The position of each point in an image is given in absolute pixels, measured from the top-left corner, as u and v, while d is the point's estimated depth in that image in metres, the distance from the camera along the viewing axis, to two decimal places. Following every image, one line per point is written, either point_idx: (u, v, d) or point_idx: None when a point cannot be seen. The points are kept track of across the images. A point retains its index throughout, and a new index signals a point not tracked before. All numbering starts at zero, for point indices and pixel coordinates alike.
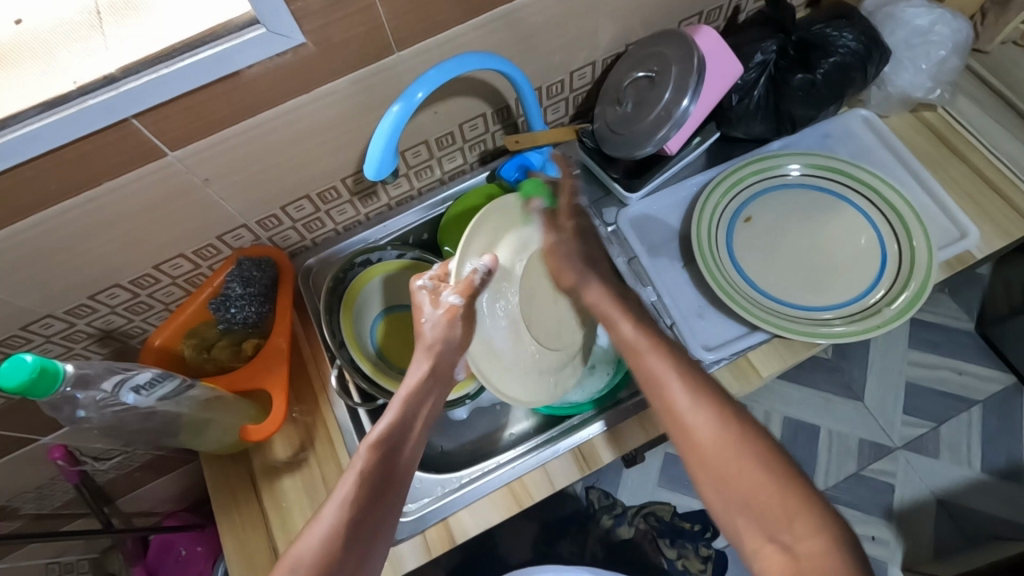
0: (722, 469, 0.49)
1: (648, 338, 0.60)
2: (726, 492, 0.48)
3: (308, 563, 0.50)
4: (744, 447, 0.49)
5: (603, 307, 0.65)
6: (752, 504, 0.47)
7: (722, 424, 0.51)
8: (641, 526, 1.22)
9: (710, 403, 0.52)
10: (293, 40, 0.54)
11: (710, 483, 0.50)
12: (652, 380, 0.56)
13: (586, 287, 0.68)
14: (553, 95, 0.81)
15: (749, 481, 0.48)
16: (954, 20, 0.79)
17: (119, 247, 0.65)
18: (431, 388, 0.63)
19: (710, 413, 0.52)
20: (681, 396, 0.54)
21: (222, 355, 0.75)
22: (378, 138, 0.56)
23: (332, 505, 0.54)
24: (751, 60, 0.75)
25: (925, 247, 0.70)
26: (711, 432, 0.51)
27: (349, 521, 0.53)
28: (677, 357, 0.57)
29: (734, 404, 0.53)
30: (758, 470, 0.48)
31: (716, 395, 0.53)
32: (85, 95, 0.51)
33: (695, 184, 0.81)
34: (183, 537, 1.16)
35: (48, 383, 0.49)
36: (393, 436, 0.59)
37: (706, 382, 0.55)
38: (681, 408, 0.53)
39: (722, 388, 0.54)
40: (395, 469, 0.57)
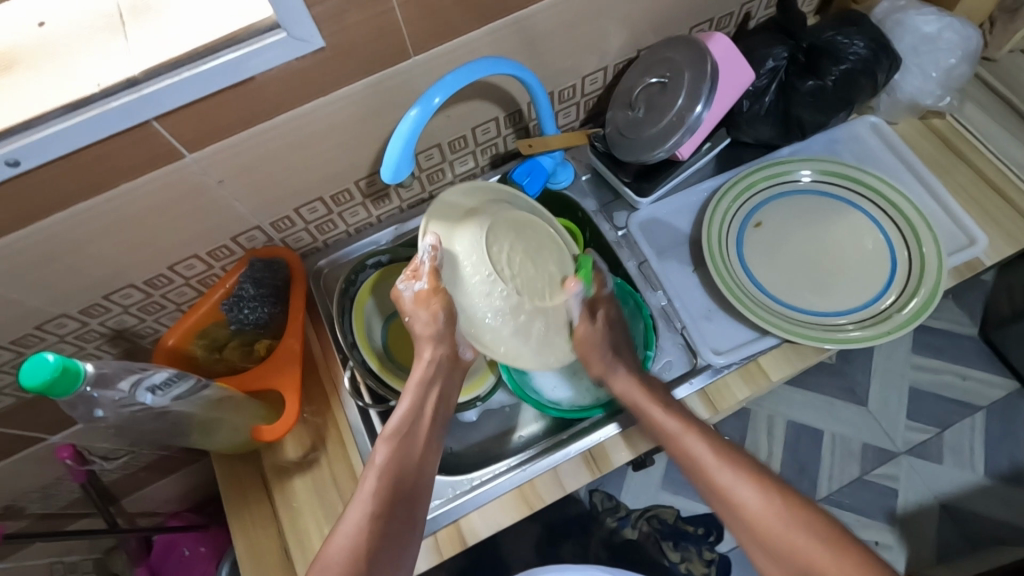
0: (777, 541, 0.54)
1: (680, 421, 0.63)
2: (785, 562, 0.54)
3: (345, 557, 0.54)
4: (793, 520, 0.55)
5: (636, 398, 0.66)
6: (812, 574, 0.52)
7: (768, 498, 0.56)
8: (644, 528, 1.22)
9: (751, 478, 0.58)
10: (312, 44, 0.55)
11: (769, 557, 0.55)
12: (694, 462, 0.60)
13: (616, 377, 0.68)
14: (565, 100, 0.81)
15: (804, 553, 0.53)
16: (963, 27, 0.80)
17: (134, 247, 0.66)
18: (437, 376, 0.66)
19: (755, 490, 0.57)
20: (724, 477, 0.58)
21: (234, 356, 0.76)
22: (395, 141, 0.56)
23: (357, 503, 0.58)
24: (762, 66, 0.76)
25: (935, 253, 0.70)
26: (761, 507, 0.56)
27: (372, 513, 0.56)
28: (711, 439, 0.61)
29: (776, 483, 0.58)
30: (808, 538, 0.53)
31: (757, 478, 0.58)
32: (106, 97, 0.51)
33: (705, 188, 0.82)
34: (186, 537, 1.16)
35: (68, 382, 0.49)
36: (405, 430, 0.62)
37: (746, 461, 0.60)
38: (728, 488, 0.58)
39: (759, 463, 0.60)
40: (411, 462, 0.61)
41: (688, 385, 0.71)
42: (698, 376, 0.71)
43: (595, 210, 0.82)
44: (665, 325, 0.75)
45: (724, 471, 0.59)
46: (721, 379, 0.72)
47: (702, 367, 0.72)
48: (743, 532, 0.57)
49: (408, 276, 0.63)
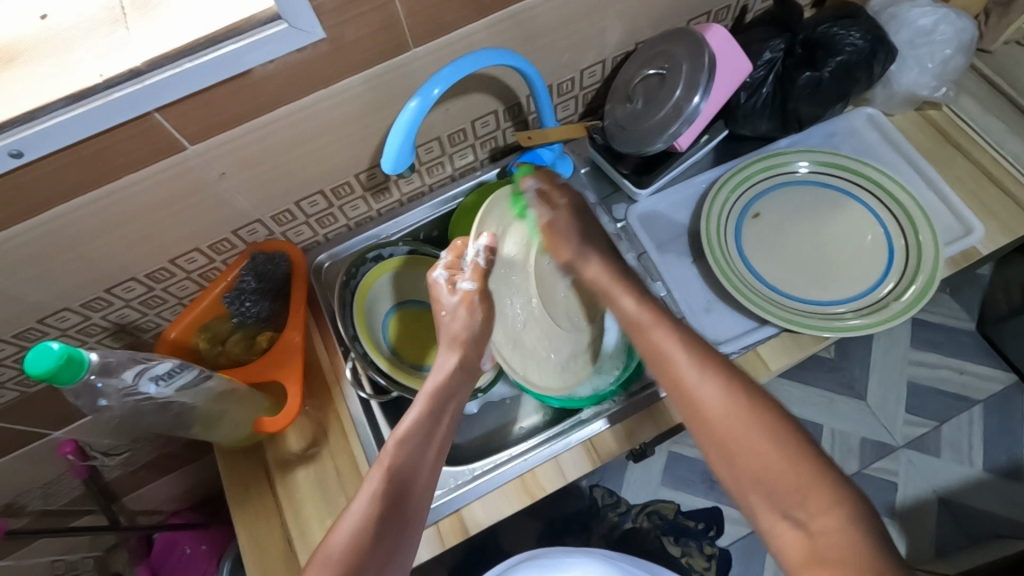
0: (732, 441, 0.49)
1: (651, 313, 0.60)
2: (736, 467, 0.49)
3: (344, 556, 0.51)
4: (757, 421, 0.49)
5: (606, 284, 0.66)
6: (766, 481, 0.47)
7: (734, 400, 0.51)
8: (645, 523, 1.23)
9: (719, 375, 0.52)
10: (313, 36, 0.55)
11: (724, 462, 0.49)
12: (661, 356, 0.56)
13: (586, 263, 0.68)
14: (563, 92, 0.82)
15: (760, 455, 0.48)
16: (958, 19, 0.81)
17: (135, 241, 0.66)
18: (456, 384, 0.65)
19: (722, 390, 0.51)
20: (690, 371, 0.53)
21: (236, 349, 0.76)
22: (396, 132, 0.57)
23: (361, 499, 0.55)
24: (759, 58, 0.76)
25: (931, 242, 0.71)
26: (721, 405, 0.51)
27: (380, 513, 0.54)
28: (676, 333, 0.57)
29: (742, 381, 0.52)
30: (767, 441, 0.48)
31: (725, 374, 0.52)
32: (109, 88, 0.52)
33: (703, 181, 0.82)
34: (186, 536, 1.14)
35: (74, 371, 0.49)
36: (418, 433, 0.60)
37: (718, 358, 0.54)
38: (688, 383, 0.53)
39: (733, 363, 0.54)
40: (422, 465, 0.58)
41: None
42: None
43: (594, 202, 0.82)
44: None
45: (692, 367, 0.53)
46: None
47: None
48: (698, 430, 0.52)
49: (449, 268, 0.72)
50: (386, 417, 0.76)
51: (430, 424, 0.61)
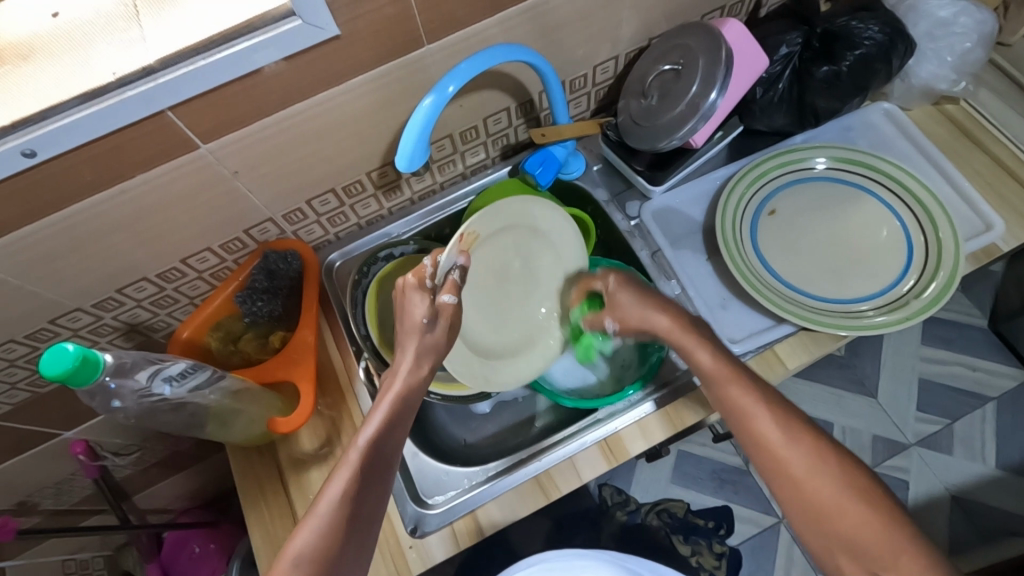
0: (823, 506, 0.51)
1: (730, 371, 0.59)
2: (829, 534, 0.51)
3: (311, 558, 0.51)
4: (848, 490, 0.51)
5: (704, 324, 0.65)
6: (854, 543, 0.50)
7: (820, 463, 0.53)
8: (654, 521, 1.21)
9: (805, 440, 0.54)
10: (327, 32, 0.54)
11: (816, 527, 0.52)
12: (740, 413, 0.57)
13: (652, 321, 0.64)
14: (576, 88, 0.81)
15: (853, 522, 0.50)
16: (977, 11, 0.80)
17: (146, 241, 0.66)
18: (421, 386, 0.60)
19: (803, 449, 0.53)
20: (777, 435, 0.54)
21: (249, 348, 0.76)
22: (410, 129, 0.56)
23: (323, 506, 0.54)
24: (775, 53, 0.75)
25: (952, 236, 0.70)
26: (811, 474, 0.52)
27: (344, 520, 0.53)
28: (763, 396, 0.57)
29: (828, 445, 0.54)
30: (862, 508, 0.50)
31: (809, 439, 0.54)
32: (122, 86, 0.51)
33: (718, 177, 0.81)
34: (198, 534, 1.14)
35: (88, 372, 0.49)
36: (383, 435, 0.57)
37: (797, 419, 0.55)
38: (775, 448, 0.54)
39: (806, 419, 0.56)
40: (389, 461, 0.57)
41: None
42: None
43: (606, 200, 0.82)
44: None
45: (774, 427, 0.55)
46: None
47: None
48: (786, 493, 0.54)
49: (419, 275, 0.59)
50: None
51: (397, 420, 0.59)
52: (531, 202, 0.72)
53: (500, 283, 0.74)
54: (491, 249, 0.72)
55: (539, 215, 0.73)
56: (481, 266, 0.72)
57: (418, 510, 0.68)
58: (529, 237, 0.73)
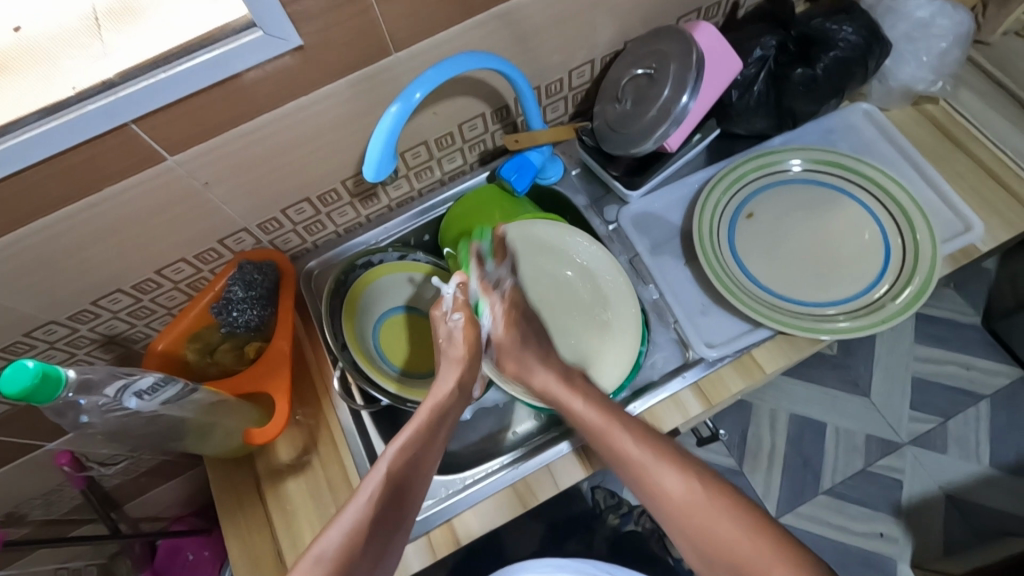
0: (704, 531, 0.52)
1: (602, 413, 0.61)
2: (711, 557, 0.51)
3: (334, 558, 0.51)
4: (724, 508, 0.52)
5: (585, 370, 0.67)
6: (738, 564, 0.50)
7: (693, 484, 0.55)
8: (647, 524, 1.13)
9: (677, 468, 0.56)
10: (290, 43, 0.54)
11: (697, 552, 0.53)
12: (619, 455, 0.58)
13: (532, 373, 0.66)
14: (551, 94, 0.81)
15: (736, 542, 0.51)
16: (954, 11, 0.79)
17: (119, 253, 0.65)
18: (454, 404, 0.65)
19: (678, 475, 0.55)
20: (651, 466, 0.56)
21: (225, 359, 0.76)
22: (377, 139, 0.55)
23: (355, 505, 0.54)
24: (750, 56, 0.74)
25: (929, 240, 0.69)
26: (687, 498, 0.54)
27: (372, 520, 0.54)
28: (642, 434, 0.59)
29: (699, 470, 0.56)
30: (737, 525, 0.51)
31: (681, 464, 0.56)
32: (83, 101, 0.51)
33: (695, 181, 0.81)
34: (190, 541, 1.14)
35: (50, 389, 0.49)
36: (417, 440, 0.60)
37: (668, 447, 0.58)
38: (653, 476, 0.56)
39: (678, 448, 0.58)
40: (420, 472, 0.58)
41: (680, 379, 0.70)
42: (691, 370, 0.71)
43: (585, 205, 0.82)
44: (658, 320, 0.75)
45: (648, 461, 0.57)
46: (715, 373, 0.71)
47: (695, 360, 0.71)
48: (669, 524, 0.55)
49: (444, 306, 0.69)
50: (376, 425, 0.76)
51: (425, 437, 0.61)
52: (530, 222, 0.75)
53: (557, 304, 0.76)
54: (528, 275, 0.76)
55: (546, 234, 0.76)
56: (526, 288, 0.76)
57: None
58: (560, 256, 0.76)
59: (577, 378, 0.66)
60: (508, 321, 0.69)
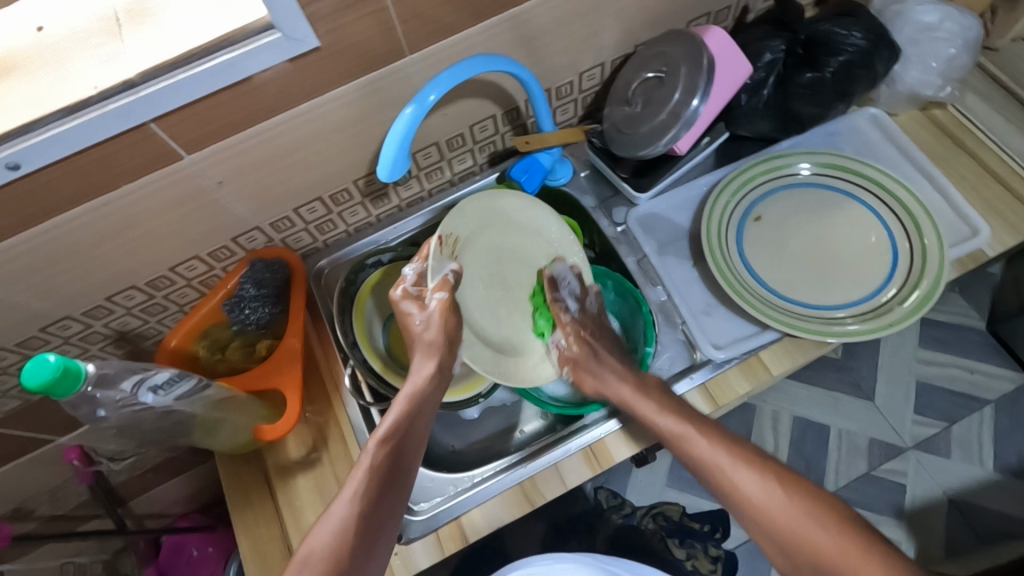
0: (788, 535, 0.53)
1: (680, 422, 0.62)
2: (796, 558, 0.53)
3: (324, 558, 0.52)
4: (808, 511, 0.53)
5: (628, 400, 0.66)
6: (821, 565, 0.51)
7: (772, 487, 0.56)
8: (650, 524, 1.18)
9: (757, 473, 0.57)
10: (307, 44, 0.55)
11: (776, 549, 0.54)
12: (701, 464, 0.60)
13: (608, 387, 0.69)
14: (562, 96, 0.81)
15: (820, 547, 0.51)
16: (962, 17, 0.80)
17: (133, 250, 0.66)
18: (434, 389, 0.64)
19: (758, 480, 0.57)
20: (733, 466, 0.58)
21: (235, 357, 0.77)
22: (391, 139, 0.56)
23: (342, 501, 0.56)
24: (759, 60, 0.75)
25: (936, 244, 0.70)
26: (766, 501, 0.55)
27: (358, 514, 0.55)
28: (721, 441, 0.60)
29: (777, 472, 0.57)
30: (817, 526, 0.52)
31: (761, 468, 0.57)
32: (104, 99, 0.52)
33: (705, 183, 0.82)
34: (193, 538, 1.14)
35: (69, 382, 0.50)
36: (400, 430, 0.60)
37: (746, 448, 0.60)
38: (734, 479, 0.57)
39: (759, 452, 0.60)
40: (402, 464, 0.59)
41: (687, 380, 0.71)
42: (698, 371, 0.71)
43: (593, 206, 0.82)
44: (665, 322, 0.76)
45: (727, 466, 0.58)
46: (722, 375, 0.71)
47: (702, 362, 0.72)
48: (755, 528, 0.56)
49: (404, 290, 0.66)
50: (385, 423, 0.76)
51: (407, 427, 0.61)
52: (497, 195, 0.71)
53: (507, 285, 0.72)
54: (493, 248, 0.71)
55: (516, 210, 0.73)
56: (474, 273, 0.68)
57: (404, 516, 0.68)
58: (513, 232, 0.73)
59: (653, 390, 0.67)
60: (579, 339, 0.72)
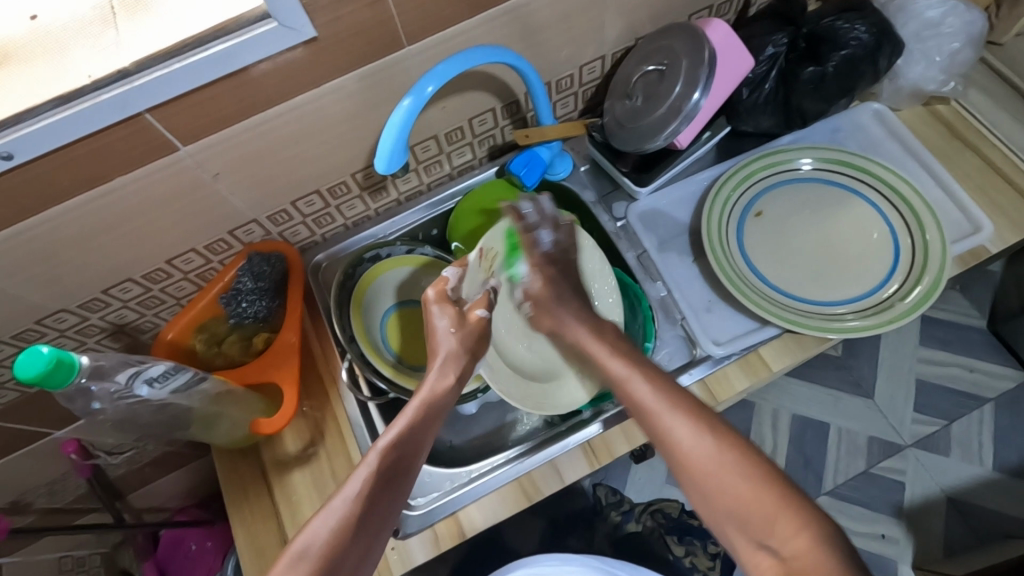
0: (714, 488, 0.49)
1: (626, 364, 0.59)
2: (719, 507, 0.49)
3: (319, 557, 0.49)
4: (741, 466, 0.49)
5: (583, 342, 0.65)
6: (741, 514, 0.48)
7: (704, 436, 0.51)
8: (648, 522, 1.14)
9: (689, 417, 0.52)
10: (303, 34, 0.54)
11: (698, 496, 0.51)
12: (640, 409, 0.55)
13: (566, 328, 0.67)
14: (562, 89, 0.81)
15: (746, 498, 0.48)
16: (966, 12, 0.79)
17: (130, 243, 0.66)
18: (448, 397, 0.61)
19: (692, 427, 0.52)
20: (661, 411, 0.53)
21: (233, 351, 0.76)
22: (389, 131, 0.55)
23: (342, 500, 0.52)
24: (761, 54, 0.75)
25: (939, 241, 0.69)
26: (696, 448, 0.51)
27: (359, 518, 0.52)
28: (661, 386, 0.56)
29: (710, 420, 0.52)
30: (744, 478, 0.48)
31: (696, 416, 0.53)
32: (97, 89, 0.51)
33: (705, 178, 0.81)
34: (193, 532, 1.12)
35: (63, 374, 0.50)
36: (410, 434, 0.57)
37: (688, 397, 0.55)
38: (668, 429, 0.52)
39: (698, 401, 0.55)
40: (409, 470, 0.56)
41: (686, 376, 0.71)
42: (697, 367, 0.71)
43: (593, 201, 0.82)
44: (665, 317, 0.75)
45: (662, 410, 0.54)
46: (721, 371, 0.71)
47: (701, 358, 0.72)
48: (680, 473, 0.52)
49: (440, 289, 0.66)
50: (382, 417, 0.75)
51: (416, 431, 0.57)
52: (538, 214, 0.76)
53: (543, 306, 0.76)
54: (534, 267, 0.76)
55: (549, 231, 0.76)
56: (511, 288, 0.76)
57: None
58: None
59: (607, 334, 0.65)
60: (544, 277, 0.70)
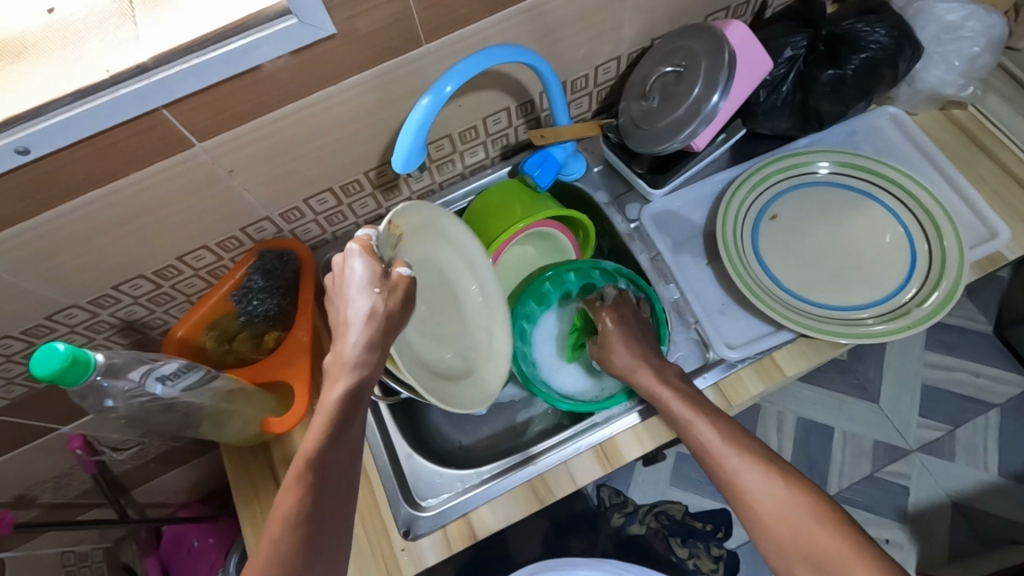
0: (787, 537, 0.50)
1: (691, 407, 0.60)
2: (792, 554, 0.50)
3: None
4: (820, 517, 0.50)
5: (647, 386, 0.63)
6: (817, 563, 0.48)
7: (775, 484, 0.52)
8: (652, 524, 1.16)
9: (763, 468, 0.53)
10: (323, 31, 0.54)
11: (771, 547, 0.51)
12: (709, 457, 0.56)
13: (636, 374, 0.65)
14: (577, 89, 0.80)
15: (824, 549, 0.48)
16: (986, 15, 0.79)
17: (142, 239, 0.65)
18: (357, 394, 0.50)
19: (763, 478, 0.53)
20: (733, 461, 0.54)
21: (244, 348, 0.76)
22: (407, 129, 0.55)
23: (278, 523, 0.47)
24: (780, 55, 0.74)
25: (956, 247, 0.69)
26: (769, 500, 0.51)
27: (295, 544, 0.47)
28: (728, 428, 0.57)
29: (782, 468, 0.53)
30: (821, 530, 0.49)
31: (766, 464, 0.54)
32: (116, 83, 0.51)
33: (721, 180, 0.80)
34: (194, 528, 1.11)
35: (80, 371, 0.49)
36: (326, 441, 0.48)
37: (754, 444, 0.56)
38: (742, 479, 0.53)
39: (766, 448, 0.56)
40: (334, 478, 0.49)
41: (700, 380, 0.70)
42: (711, 371, 0.71)
43: (606, 202, 0.82)
44: (677, 320, 0.75)
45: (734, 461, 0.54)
46: (735, 375, 0.71)
47: (714, 362, 0.71)
48: (753, 524, 0.52)
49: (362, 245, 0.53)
50: (393, 416, 0.75)
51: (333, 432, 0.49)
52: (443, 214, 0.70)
53: (444, 308, 0.74)
54: (426, 265, 0.70)
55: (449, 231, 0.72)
56: None
57: (411, 511, 0.68)
58: (447, 250, 0.73)
59: (672, 377, 0.64)
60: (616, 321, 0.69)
